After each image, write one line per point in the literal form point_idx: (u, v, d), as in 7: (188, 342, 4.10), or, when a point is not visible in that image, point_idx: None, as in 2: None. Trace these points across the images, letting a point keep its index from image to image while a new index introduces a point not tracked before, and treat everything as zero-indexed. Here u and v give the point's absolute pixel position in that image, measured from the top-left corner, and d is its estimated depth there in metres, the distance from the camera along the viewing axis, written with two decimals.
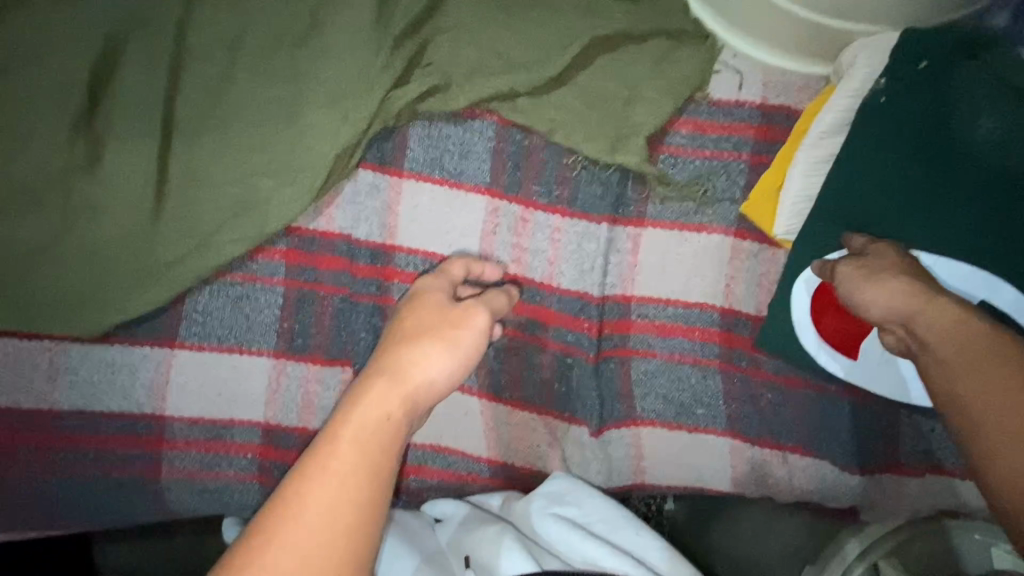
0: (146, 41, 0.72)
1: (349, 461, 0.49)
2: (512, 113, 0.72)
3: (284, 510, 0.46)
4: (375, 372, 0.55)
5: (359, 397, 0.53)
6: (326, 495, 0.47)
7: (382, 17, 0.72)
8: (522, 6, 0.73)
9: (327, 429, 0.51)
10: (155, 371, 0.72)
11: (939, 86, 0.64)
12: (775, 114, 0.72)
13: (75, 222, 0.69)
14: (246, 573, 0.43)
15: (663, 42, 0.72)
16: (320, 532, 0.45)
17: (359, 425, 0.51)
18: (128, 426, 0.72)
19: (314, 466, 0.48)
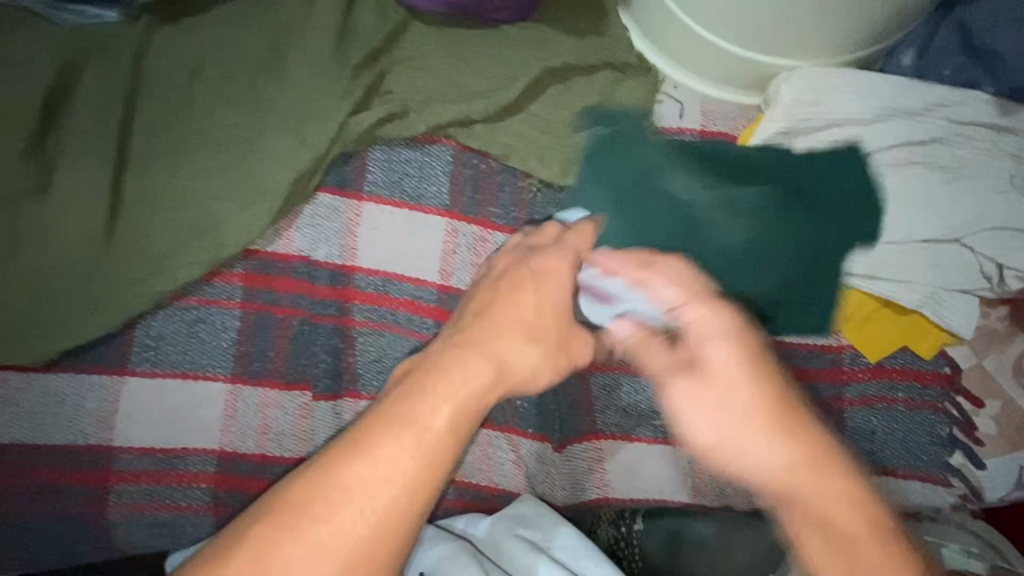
0: (104, 69, 0.73)
1: (440, 441, 0.48)
2: (469, 139, 0.75)
3: (360, 460, 0.46)
4: (471, 343, 0.55)
5: (448, 367, 0.52)
6: (407, 465, 0.46)
7: (342, 48, 0.75)
8: (476, 41, 0.77)
9: (410, 388, 0.50)
10: (102, 400, 0.69)
11: (627, 154, 0.71)
12: (714, 139, 0.77)
13: (20, 247, 0.68)
14: (311, 505, 0.45)
15: (609, 73, 0.77)
16: (383, 505, 0.45)
17: (458, 407, 0.50)
18: (72, 460, 0.68)
19: (393, 435, 0.47)
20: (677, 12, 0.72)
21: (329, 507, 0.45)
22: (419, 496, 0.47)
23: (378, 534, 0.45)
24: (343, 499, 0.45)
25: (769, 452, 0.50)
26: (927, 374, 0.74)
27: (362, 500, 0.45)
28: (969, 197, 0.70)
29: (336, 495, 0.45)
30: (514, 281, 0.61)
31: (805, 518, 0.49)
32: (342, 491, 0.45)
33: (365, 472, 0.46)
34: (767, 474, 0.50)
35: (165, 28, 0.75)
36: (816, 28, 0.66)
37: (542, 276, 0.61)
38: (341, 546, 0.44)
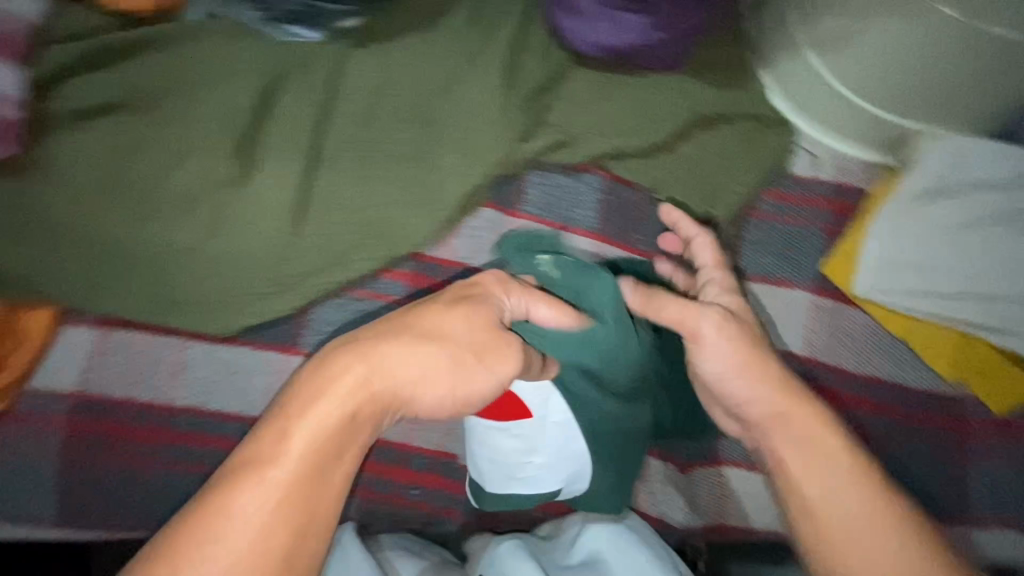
0: (302, 82, 0.82)
1: (297, 451, 0.56)
2: (622, 171, 0.82)
3: (240, 475, 0.56)
4: (364, 356, 0.59)
5: (340, 376, 0.58)
6: (281, 482, 0.56)
7: (510, 83, 0.84)
8: (629, 85, 0.84)
9: (294, 405, 0.58)
10: (270, 374, 0.77)
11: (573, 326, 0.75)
12: (847, 192, 0.83)
13: (217, 230, 0.75)
14: (214, 509, 0.54)
15: (750, 123, 0.83)
16: (274, 503, 0.55)
17: (327, 422, 0.57)
18: (238, 433, 0.74)
19: (270, 449, 0.57)
20: (827, 76, 0.78)
21: (226, 511, 0.54)
22: (295, 505, 0.56)
23: (293, 531, 0.56)
24: (247, 499, 0.55)
25: (776, 404, 0.67)
26: None
27: (261, 496, 0.55)
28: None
29: (229, 501, 0.55)
30: (466, 293, 0.66)
31: (804, 462, 0.65)
32: (240, 493, 0.55)
33: (248, 492, 0.55)
34: (763, 419, 0.68)
35: (355, 50, 0.84)
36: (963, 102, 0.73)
37: (439, 325, 0.63)
38: (236, 545, 0.54)
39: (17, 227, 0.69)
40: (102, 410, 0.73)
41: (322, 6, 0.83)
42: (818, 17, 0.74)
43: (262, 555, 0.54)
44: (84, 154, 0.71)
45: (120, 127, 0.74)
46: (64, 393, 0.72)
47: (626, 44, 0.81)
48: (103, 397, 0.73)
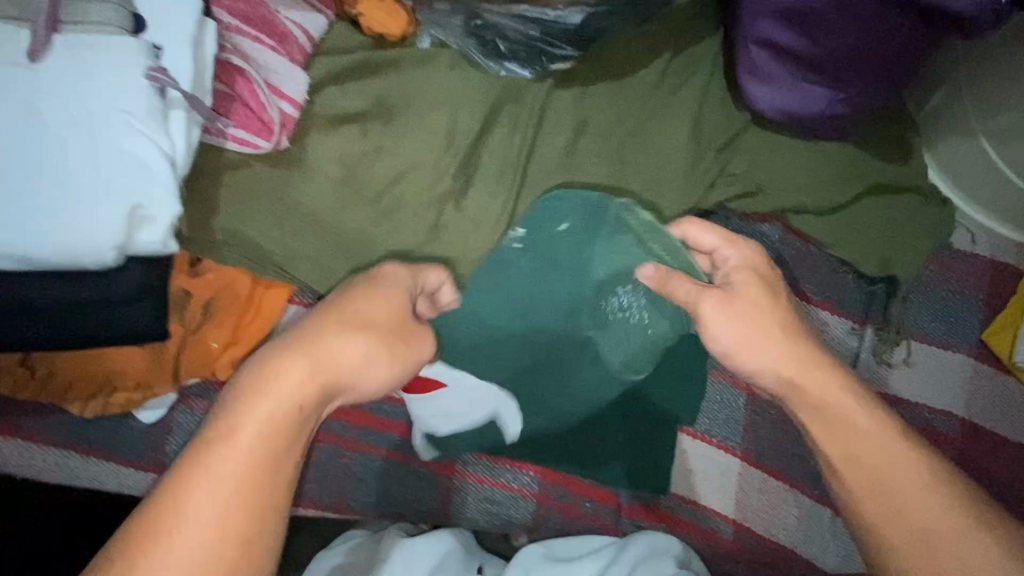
0: (514, 112, 0.91)
1: (235, 454, 0.50)
2: (802, 223, 0.91)
3: (171, 496, 0.48)
4: (292, 352, 0.54)
5: (268, 380, 0.52)
6: (228, 494, 0.49)
7: (697, 136, 0.93)
8: (803, 148, 0.93)
9: (230, 407, 0.52)
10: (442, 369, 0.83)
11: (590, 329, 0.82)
12: (1003, 269, 0.91)
13: (438, 234, 0.82)
14: (157, 537, 0.47)
15: (914, 196, 0.91)
16: (213, 525, 0.48)
17: (256, 422, 0.51)
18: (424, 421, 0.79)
19: (222, 458, 0.50)
20: (996, 160, 0.86)
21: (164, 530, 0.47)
22: (237, 517, 0.49)
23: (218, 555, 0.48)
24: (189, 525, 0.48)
25: (830, 407, 0.63)
26: None
27: (192, 521, 0.48)
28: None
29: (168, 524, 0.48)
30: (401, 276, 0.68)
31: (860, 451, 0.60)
32: (176, 524, 0.48)
33: (186, 506, 0.48)
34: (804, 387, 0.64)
35: (561, 89, 0.93)
36: None
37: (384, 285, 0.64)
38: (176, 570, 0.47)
39: (273, 210, 0.74)
40: None
41: (549, 49, 0.89)
42: (996, 112, 0.83)
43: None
44: (330, 152, 0.78)
45: (363, 134, 0.80)
46: None
47: (814, 116, 0.88)
48: None
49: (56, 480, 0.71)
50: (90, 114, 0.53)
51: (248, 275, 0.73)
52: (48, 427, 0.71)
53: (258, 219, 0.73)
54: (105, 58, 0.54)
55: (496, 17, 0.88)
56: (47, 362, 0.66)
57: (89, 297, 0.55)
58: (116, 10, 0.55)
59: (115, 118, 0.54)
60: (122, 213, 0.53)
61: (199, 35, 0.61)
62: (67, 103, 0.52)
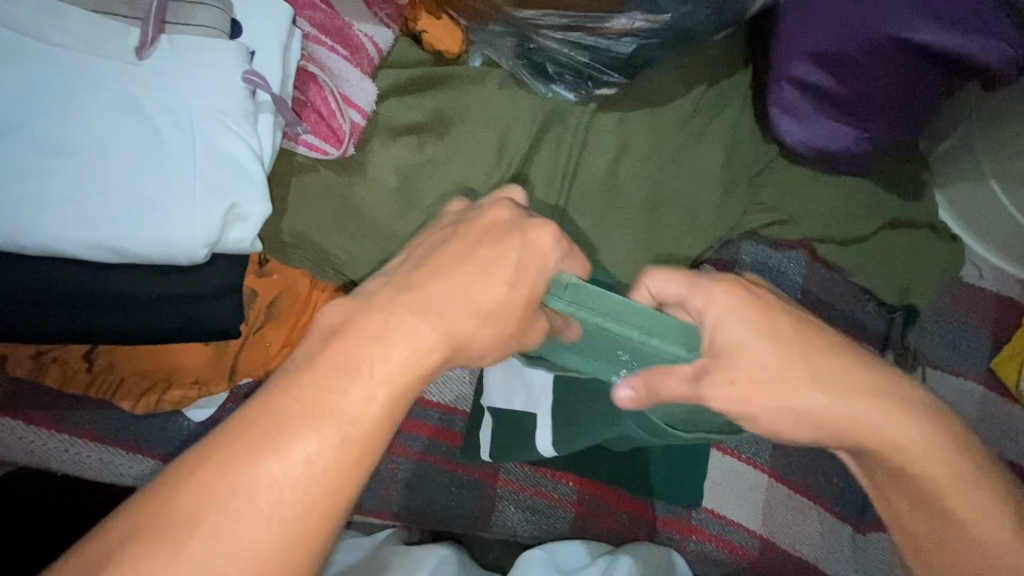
0: (559, 134, 0.96)
1: (364, 411, 0.40)
2: (826, 252, 0.97)
3: (268, 442, 0.38)
4: (423, 311, 0.44)
5: (398, 338, 0.42)
6: (308, 479, 0.38)
7: (729, 164, 0.98)
8: (827, 181, 0.99)
9: (345, 356, 0.41)
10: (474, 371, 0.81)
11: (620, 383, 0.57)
12: (1009, 302, 0.98)
13: None
14: (240, 485, 0.37)
15: (927, 232, 0.97)
16: (306, 487, 0.38)
17: (387, 375, 0.41)
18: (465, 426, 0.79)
19: (310, 435, 0.39)
20: (1004, 202, 0.92)
21: (244, 477, 0.38)
22: (333, 487, 0.39)
23: (300, 530, 0.38)
24: (277, 479, 0.38)
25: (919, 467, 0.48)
26: None
27: (286, 475, 0.38)
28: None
29: (251, 476, 0.38)
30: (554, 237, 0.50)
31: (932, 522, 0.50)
32: (265, 467, 0.38)
33: (278, 461, 0.38)
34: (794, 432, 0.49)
35: (603, 114, 0.98)
36: None
37: (532, 249, 0.48)
38: (254, 531, 0.37)
39: (334, 213, 0.75)
40: None
41: (593, 73, 0.93)
42: (1007, 159, 0.89)
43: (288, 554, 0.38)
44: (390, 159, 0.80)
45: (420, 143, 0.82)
46: None
47: (838, 149, 0.94)
48: None
49: (93, 477, 0.70)
50: (191, 113, 0.55)
51: (306, 276, 0.74)
52: (95, 420, 0.70)
53: (320, 220, 0.75)
54: (207, 59, 0.56)
55: (550, 41, 0.90)
56: (108, 355, 0.66)
57: (181, 295, 0.58)
58: (220, 15, 0.57)
59: (210, 118, 0.55)
60: (219, 211, 0.54)
61: (287, 43, 0.63)
62: (169, 101, 0.54)
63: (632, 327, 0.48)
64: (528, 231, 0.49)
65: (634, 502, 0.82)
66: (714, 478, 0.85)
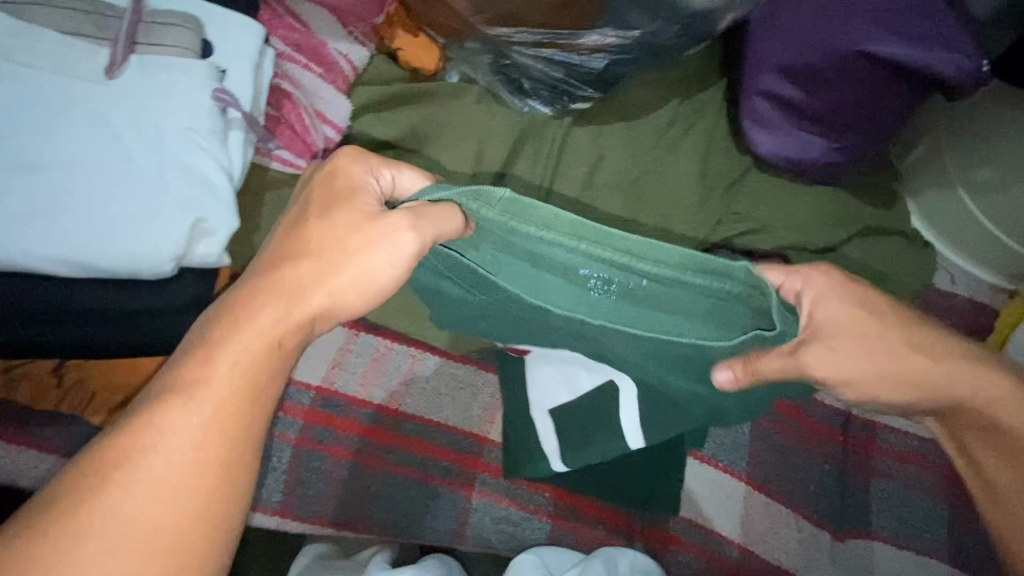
0: (536, 148, 0.98)
1: (225, 384, 0.54)
2: (800, 260, 0.98)
3: (147, 417, 0.52)
4: (271, 287, 0.56)
5: (245, 317, 0.55)
6: (190, 437, 0.52)
7: (703, 175, 1.00)
8: (801, 192, 1.01)
9: (204, 340, 0.55)
10: (451, 383, 0.80)
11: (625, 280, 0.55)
12: (979, 307, 1.00)
13: None
14: (136, 450, 0.51)
15: (898, 239, 1.00)
16: (189, 447, 0.52)
17: (238, 351, 0.54)
18: (443, 439, 0.78)
19: (181, 406, 0.53)
20: (972, 210, 0.94)
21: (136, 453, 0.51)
22: (210, 444, 0.53)
23: (188, 479, 0.52)
24: (164, 448, 0.52)
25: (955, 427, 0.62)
26: None
27: (170, 442, 0.52)
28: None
29: (140, 443, 0.52)
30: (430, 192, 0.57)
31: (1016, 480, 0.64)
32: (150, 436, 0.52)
33: (155, 432, 0.52)
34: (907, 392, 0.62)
35: (578, 128, 1.00)
36: None
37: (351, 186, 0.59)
38: (151, 487, 0.51)
39: None
40: (341, 407, 0.77)
41: (567, 88, 0.95)
42: (972, 167, 0.92)
43: (182, 497, 0.51)
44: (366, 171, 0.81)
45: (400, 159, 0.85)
46: (318, 387, 0.77)
47: (809, 159, 0.96)
48: (340, 393, 0.77)
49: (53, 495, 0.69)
50: (160, 130, 0.56)
51: None
52: (62, 435, 0.69)
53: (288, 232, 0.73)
54: (176, 78, 0.57)
55: (524, 57, 0.92)
56: (77, 370, 0.67)
57: (149, 305, 0.58)
58: (190, 34, 0.59)
59: (179, 133, 0.56)
60: (185, 226, 0.55)
61: (259, 61, 0.65)
62: (138, 117, 0.55)
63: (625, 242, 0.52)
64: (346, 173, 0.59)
65: (611, 513, 0.82)
66: (693, 487, 0.85)
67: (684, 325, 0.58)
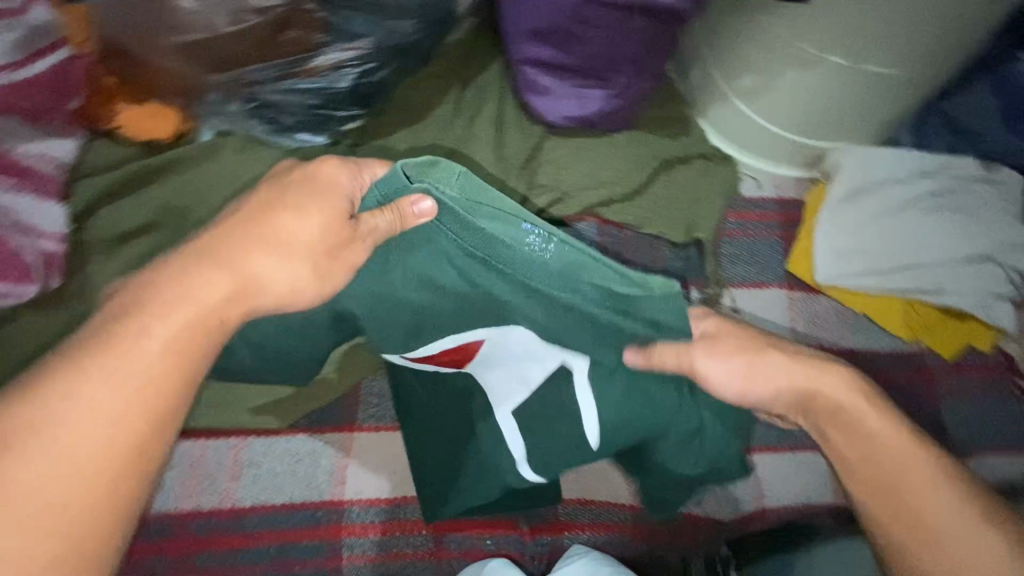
0: None
1: (154, 359, 0.51)
2: (613, 214, 0.99)
3: (55, 388, 0.49)
4: (218, 265, 0.54)
5: (186, 283, 0.53)
6: (108, 413, 0.49)
7: (500, 156, 0.98)
8: (600, 145, 1.01)
9: (133, 298, 0.53)
10: (283, 461, 0.78)
11: (566, 277, 0.53)
12: (789, 203, 1.04)
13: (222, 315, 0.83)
14: (43, 430, 0.48)
15: (700, 162, 1.02)
16: (108, 428, 0.49)
17: (179, 322, 0.52)
18: (295, 519, 0.77)
19: (90, 376, 0.49)
20: (752, 115, 0.97)
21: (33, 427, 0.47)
22: (124, 423, 0.50)
23: (88, 461, 0.48)
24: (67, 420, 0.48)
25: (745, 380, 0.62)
26: (992, 366, 0.96)
27: (79, 419, 0.48)
28: (999, 223, 0.94)
29: (46, 422, 0.48)
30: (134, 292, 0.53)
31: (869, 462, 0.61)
32: (58, 409, 0.48)
33: (61, 406, 0.48)
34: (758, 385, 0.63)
35: (361, 147, 0.95)
36: (855, 127, 0.95)
37: (321, 185, 0.56)
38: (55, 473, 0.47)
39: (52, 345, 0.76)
40: (175, 527, 0.75)
41: (332, 113, 0.89)
42: (738, 75, 0.94)
43: (79, 489, 0.48)
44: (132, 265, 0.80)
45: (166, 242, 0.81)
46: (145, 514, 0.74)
47: (593, 113, 0.96)
48: (166, 514, 0.75)
49: None
50: None
51: None
52: None
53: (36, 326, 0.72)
54: None
55: (271, 95, 0.85)
56: None
57: None
58: None
59: None
60: None
61: None
62: None
63: (583, 249, 0.51)
64: (314, 167, 0.58)
65: (498, 524, 0.81)
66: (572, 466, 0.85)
67: (581, 327, 0.56)
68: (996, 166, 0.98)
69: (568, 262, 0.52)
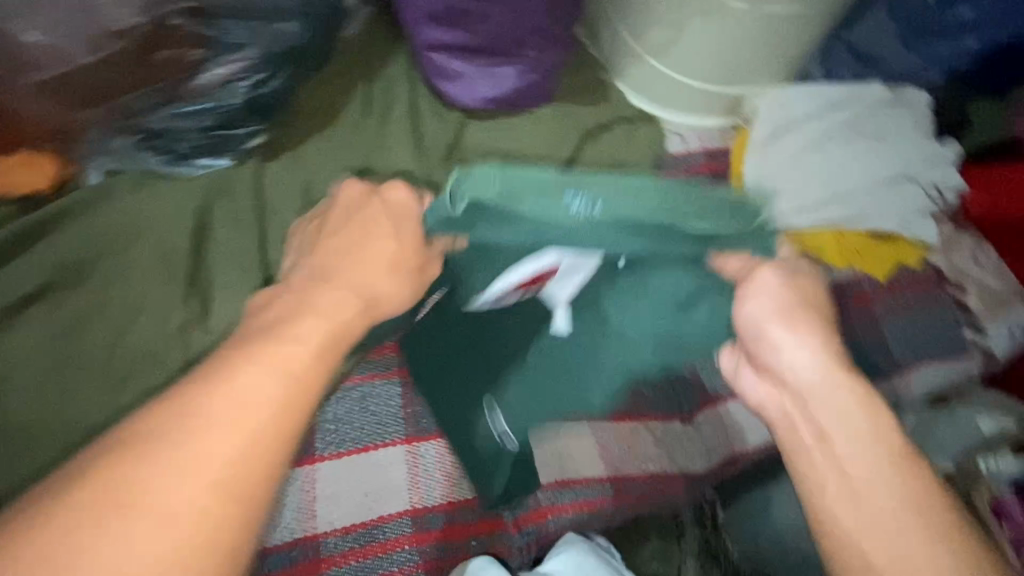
0: (231, 206, 0.85)
1: (278, 380, 0.50)
2: None
3: (201, 419, 0.47)
4: (337, 284, 0.61)
5: (296, 324, 0.56)
6: (227, 455, 0.46)
7: (421, 150, 0.94)
8: (520, 121, 0.97)
9: (264, 339, 0.53)
10: None
11: (652, 218, 0.63)
12: (716, 153, 1.05)
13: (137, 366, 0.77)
14: (159, 481, 0.44)
15: (623, 125, 1.00)
16: (216, 472, 0.45)
17: (284, 354, 0.52)
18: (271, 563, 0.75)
19: (243, 396, 0.49)
20: (665, 71, 0.97)
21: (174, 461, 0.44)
22: (241, 465, 0.46)
23: (217, 494, 0.45)
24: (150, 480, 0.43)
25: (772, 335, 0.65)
26: (924, 282, 1.00)
27: (207, 458, 0.45)
28: (914, 144, 0.98)
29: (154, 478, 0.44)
30: None
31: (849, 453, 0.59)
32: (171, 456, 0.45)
33: (188, 451, 0.45)
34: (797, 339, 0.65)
35: (270, 163, 0.88)
36: (764, 68, 0.96)
37: (393, 208, 0.68)
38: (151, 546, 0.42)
39: None
40: None
41: (231, 133, 0.83)
42: (645, 31, 0.93)
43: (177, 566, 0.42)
44: (67, 334, 0.76)
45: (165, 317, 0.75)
46: None
47: (508, 91, 0.93)
48: None
49: None
50: None
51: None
52: None
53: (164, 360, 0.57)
54: None
55: (160, 122, 0.79)
56: None
57: None
58: None
59: None
60: None
61: None
62: None
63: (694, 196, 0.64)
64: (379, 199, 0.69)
65: (480, 523, 0.81)
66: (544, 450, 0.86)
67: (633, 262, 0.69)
68: (902, 88, 1.01)
69: (607, 220, 0.62)
